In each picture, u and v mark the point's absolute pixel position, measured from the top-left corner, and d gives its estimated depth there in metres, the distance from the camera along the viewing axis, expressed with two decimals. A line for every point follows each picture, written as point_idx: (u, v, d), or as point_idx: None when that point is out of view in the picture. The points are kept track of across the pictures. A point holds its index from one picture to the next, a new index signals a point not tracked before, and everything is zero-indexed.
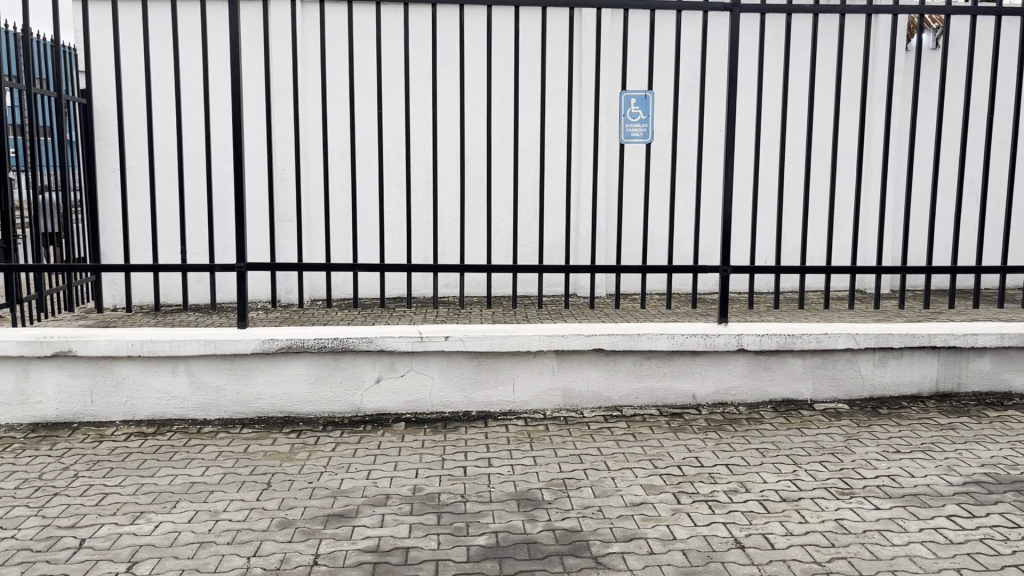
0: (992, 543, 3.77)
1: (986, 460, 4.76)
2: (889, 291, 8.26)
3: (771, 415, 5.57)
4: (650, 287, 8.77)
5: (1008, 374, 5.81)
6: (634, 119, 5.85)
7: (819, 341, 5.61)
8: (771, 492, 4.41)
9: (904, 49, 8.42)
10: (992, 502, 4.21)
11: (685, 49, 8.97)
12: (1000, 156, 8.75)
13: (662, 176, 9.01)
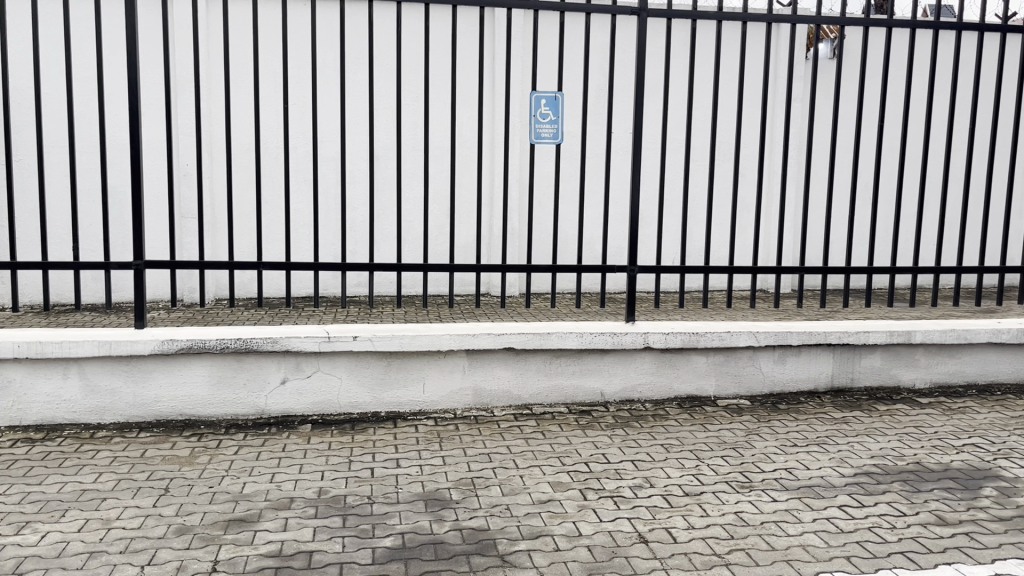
0: (880, 532, 3.95)
1: (875, 452, 4.99)
2: (788, 291, 8.58)
3: (676, 412, 5.70)
4: (560, 287, 8.88)
5: (898, 370, 6.09)
6: (544, 119, 5.89)
7: (722, 339, 5.77)
8: (674, 487, 4.51)
9: (803, 58, 8.76)
10: (880, 492, 4.41)
11: (595, 52, 9.11)
12: (890, 162, 9.18)
13: (571, 177, 9.15)
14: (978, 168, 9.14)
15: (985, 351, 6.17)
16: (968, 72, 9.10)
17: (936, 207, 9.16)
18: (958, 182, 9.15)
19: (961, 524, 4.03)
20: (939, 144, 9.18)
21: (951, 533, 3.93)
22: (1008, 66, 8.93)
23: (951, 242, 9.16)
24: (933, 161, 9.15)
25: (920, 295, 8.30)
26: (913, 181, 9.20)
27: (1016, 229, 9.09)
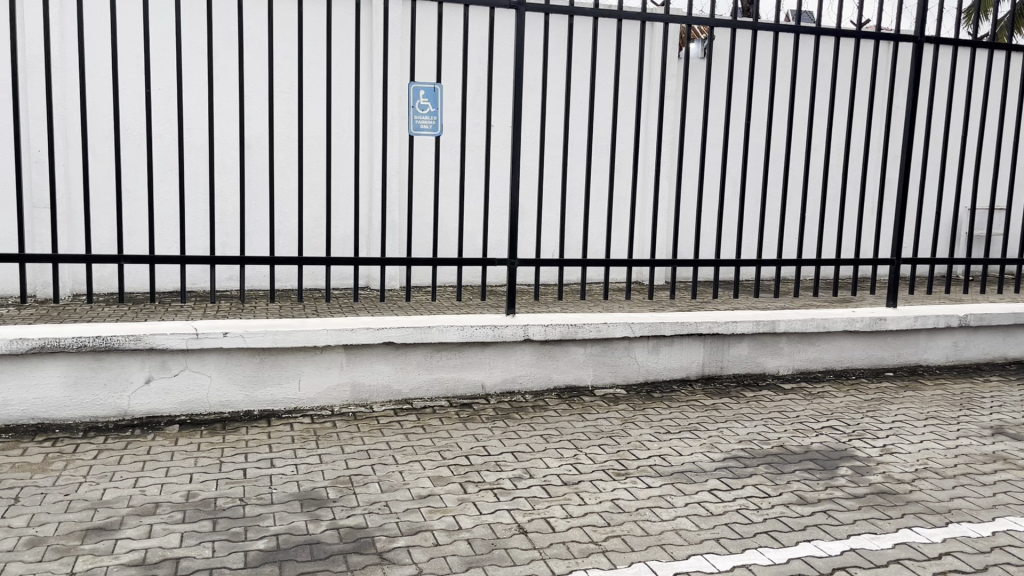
0: (747, 513, 4.13)
1: (743, 437, 5.21)
2: (661, 283, 8.86)
3: (555, 402, 5.77)
4: (440, 280, 8.85)
5: (763, 357, 6.38)
6: (423, 111, 5.81)
7: (599, 330, 5.89)
8: (553, 476, 4.57)
9: (675, 57, 9.04)
10: (747, 475, 4.61)
11: (474, 46, 9.11)
12: (756, 159, 9.60)
13: (450, 169, 9.14)
14: (834, 166, 9.67)
15: (842, 338, 6.54)
16: (826, 75, 9.62)
17: (797, 203, 9.65)
18: (816, 179, 9.67)
19: (820, 503, 4.25)
20: (800, 143, 9.67)
21: (811, 512, 4.14)
22: (861, 71, 9.51)
23: (811, 236, 9.68)
24: (794, 159, 9.63)
25: (782, 286, 8.73)
26: (777, 178, 9.67)
27: (869, 224, 9.70)
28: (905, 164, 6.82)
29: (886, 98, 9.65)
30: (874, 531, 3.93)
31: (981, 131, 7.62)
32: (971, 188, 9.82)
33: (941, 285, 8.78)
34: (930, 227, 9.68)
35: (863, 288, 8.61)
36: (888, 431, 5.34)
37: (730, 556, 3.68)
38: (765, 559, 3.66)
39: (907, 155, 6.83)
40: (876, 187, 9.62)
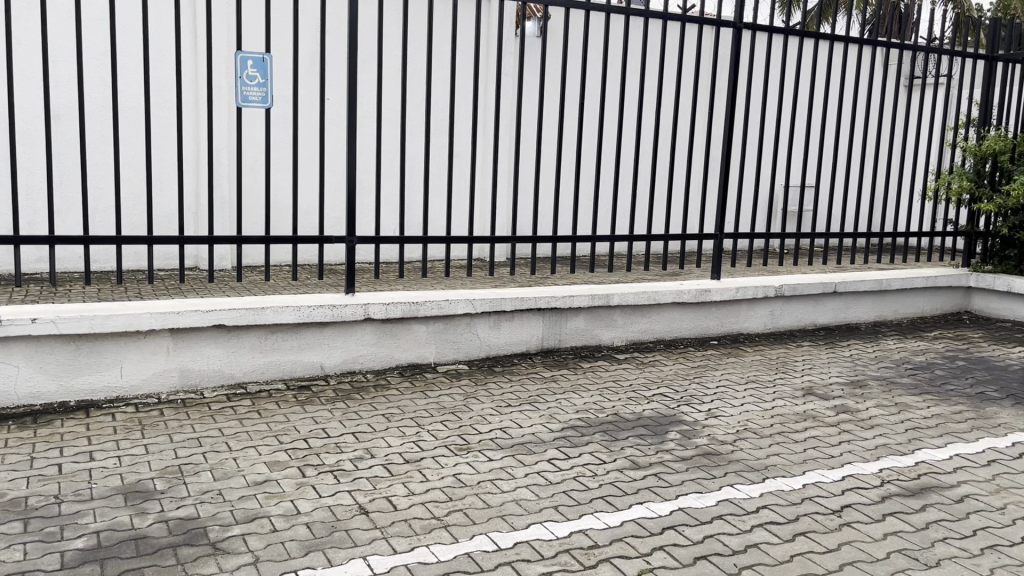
0: (584, 480, 4.27)
1: (580, 407, 5.37)
2: (502, 259, 8.98)
3: (396, 380, 5.73)
4: (275, 259, 8.57)
5: (599, 329, 6.60)
6: (251, 82, 5.57)
7: (440, 307, 5.89)
8: (394, 455, 4.54)
9: (511, 35, 9.14)
10: (584, 444, 4.76)
11: (306, 17, 8.82)
12: (591, 139, 9.89)
13: (283, 143, 8.83)
14: (662, 145, 10.11)
15: (671, 310, 6.87)
16: (654, 58, 10.01)
17: (629, 181, 10.03)
18: (646, 158, 10.08)
19: (651, 466, 4.46)
20: (631, 123, 10.03)
21: (643, 475, 4.34)
22: (686, 54, 9.97)
23: (642, 212, 10.10)
24: (625, 138, 9.99)
25: (615, 261, 9.07)
26: (609, 157, 10.01)
27: (695, 200, 10.22)
28: (726, 144, 7.21)
29: (709, 82, 10.17)
30: (700, 490, 4.17)
31: (792, 115, 8.17)
32: (783, 167, 10.57)
33: (759, 258, 9.41)
34: (748, 203, 10.35)
35: (690, 262, 9.09)
36: (713, 396, 5.67)
37: (567, 522, 3.80)
38: (600, 523, 3.80)
39: (728, 136, 7.21)
40: (701, 166, 10.15)
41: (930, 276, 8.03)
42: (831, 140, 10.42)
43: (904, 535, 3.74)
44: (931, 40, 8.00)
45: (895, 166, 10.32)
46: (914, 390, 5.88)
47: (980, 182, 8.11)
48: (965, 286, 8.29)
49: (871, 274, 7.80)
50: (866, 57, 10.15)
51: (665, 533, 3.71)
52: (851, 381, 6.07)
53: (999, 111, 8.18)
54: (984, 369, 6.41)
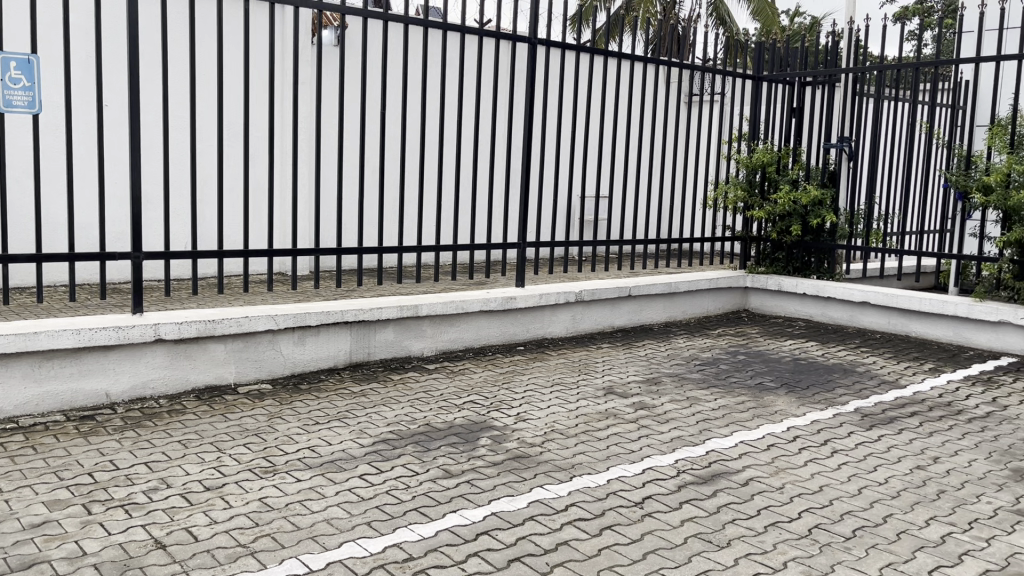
0: (397, 493, 4.22)
1: (390, 420, 5.31)
2: (304, 272, 8.75)
3: (193, 404, 5.38)
4: (51, 279, 7.85)
5: (407, 340, 6.57)
6: (15, 85, 5.04)
7: (239, 324, 5.64)
8: (193, 483, 4.26)
9: (308, 43, 8.93)
10: (396, 456, 4.71)
11: (79, 15, 8.13)
12: (393, 150, 9.87)
13: (55, 152, 8.10)
14: (464, 156, 10.29)
15: (478, 318, 6.96)
16: (453, 71, 10.16)
17: (433, 190, 10.11)
18: (449, 168, 10.19)
19: (463, 474, 4.49)
20: (433, 135, 10.11)
21: (456, 483, 4.36)
22: (484, 68, 10.22)
23: (446, 222, 10.21)
24: (428, 148, 10.06)
25: (421, 271, 9.11)
26: (413, 169, 10.05)
27: (498, 209, 10.45)
28: (526, 155, 7.40)
29: (507, 95, 10.43)
30: (511, 493, 4.25)
31: (586, 128, 8.53)
32: (579, 177, 11.08)
33: (559, 265, 9.77)
34: (548, 212, 10.74)
35: (494, 271, 9.27)
36: (521, 400, 5.80)
37: (381, 537, 3.73)
38: (415, 534, 3.77)
39: (527, 149, 7.40)
40: (502, 177, 10.40)
41: (712, 278, 8.69)
42: (622, 151, 11.02)
43: (699, 520, 4.00)
44: (706, 60, 8.65)
45: (678, 177, 11.09)
46: (702, 384, 6.32)
47: (753, 191, 8.88)
48: (743, 286, 9.04)
49: (662, 277, 8.32)
50: (649, 74, 10.83)
51: (479, 539, 3.74)
52: (648, 379, 6.42)
53: (765, 126, 8.98)
54: (762, 362, 7.01)
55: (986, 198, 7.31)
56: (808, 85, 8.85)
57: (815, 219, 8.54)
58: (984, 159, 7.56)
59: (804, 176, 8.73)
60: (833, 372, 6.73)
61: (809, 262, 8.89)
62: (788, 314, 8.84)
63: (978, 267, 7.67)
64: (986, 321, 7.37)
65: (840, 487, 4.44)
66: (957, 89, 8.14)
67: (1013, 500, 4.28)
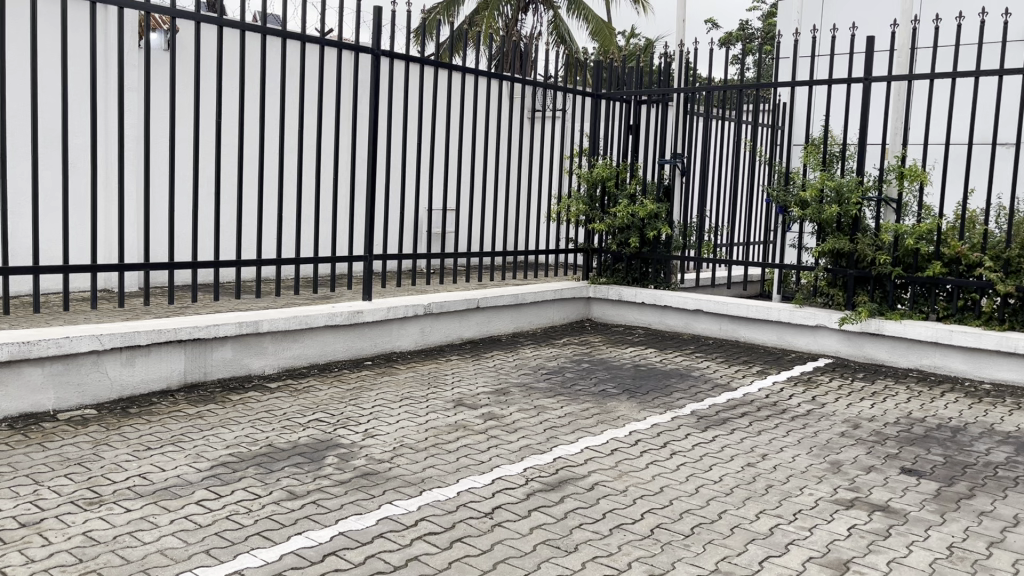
0: (238, 518, 4.03)
1: (229, 442, 5.07)
2: (133, 289, 8.25)
3: (5, 433, 4.92)
4: None
5: (247, 358, 6.31)
6: None
7: (59, 346, 5.22)
8: (6, 520, 3.89)
9: (134, 46, 8.48)
10: (236, 480, 4.49)
11: None
12: (229, 160, 9.50)
13: None
14: (306, 167, 10.06)
15: (323, 334, 6.79)
16: (293, 81, 9.91)
17: (274, 202, 9.80)
18: (290, 179, 9.92)
19: (309, 494, 4.35)
20: (273, 145, 9.82)
21: (301, 505, 4.21)
22: (325, 78, 10.04)
23: (288, 235, 9.93)
24: (267, 159, 9.76)
25: (262, 285, 8.80)
26: (253, 180, 9.71)
27: (342, 222, 10.28)
28: (371, 168, 7.31)
29: (350, 107, 10.29)
30: (359, 511, 4.15)
31: (430, 142, 8.53)
32: (424, 190, 11.08)
33: (406, 278, 9.71)
34: (394, 225, 10.67)
35: (340, 284, 9.08)
36: (368, 416, 5.70)
37: (220, 565, 3.55)
38: (258, 560, 3.61)
39: (371, 162, 7.30)
40: (346, 188, 10.26)
41: (557, 289, 8.89)
42: (467, 164, 11.12)
43: (547, 527, 4.06)
44: (547, 77, 8.87)
45: (523, 190, 11.31)
46: (549, 393, 6.45)
47: (593, 205, 9.27)
48: (585, 297, 9.31)
49: (508, 289, 8.45)
50: (493, 89, 11.00)
51: (327, 560, 3.63)
52: (496, 390, 6.48)
53: (605, 142, 9.32)
54: (605, 369, 7.24)
55: (803, 211, 7.93)
56: (642, 103, 9.26)
57: (651, 231, 8.94)
58: (801, 175, 8.17)
59: (641, 190, 9.12)
60: (671, 377, 7.04)
61: (648, 272, 9.28)
62: (628, 322, 9.17)
63: (797, 275, 8.27)
64: (805, 325, 7.95)
65: (679, 486, 4.64)
66: (775, 110, 8.77)
67: (832, 490, 4.62)
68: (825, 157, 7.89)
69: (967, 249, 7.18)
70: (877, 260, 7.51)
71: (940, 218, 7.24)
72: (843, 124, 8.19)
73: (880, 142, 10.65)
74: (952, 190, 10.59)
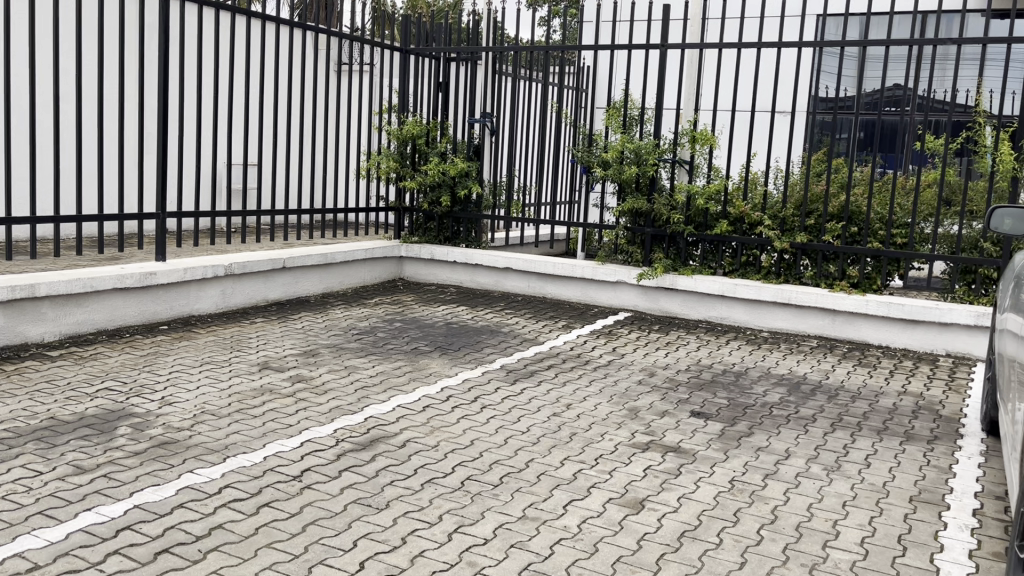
0: (16, 497, 3.69)
1: (4, 416, 4.61)
2: None
3: None
4: None
5: (23, 325, 5.77)
6: None
7: None
8: None
9: None
10: (12, 457, 4.11)
11: None
12: None
13: None
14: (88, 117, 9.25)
15: (111, 297, 6.32)
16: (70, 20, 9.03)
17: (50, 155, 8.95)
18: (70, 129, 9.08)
19: (98, 468, 4.06)
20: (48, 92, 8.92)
21: (90, 479, 3.92)
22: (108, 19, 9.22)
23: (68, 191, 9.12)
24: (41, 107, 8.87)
25: (38, 246, 8.03)
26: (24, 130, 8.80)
27: (130, 177, 9.58)
28: (163, 118, 6.79)
29: (138, 52, 9.52)
30: (156, 482, 3.93)
31: (228, 93, 8.07)
32: (223, 143, 10.50)
33: (205, 237, 9.21)
34: (190, 181, 10.07)
35: (129, 243, 8.45)
36: (165, 383, 5.38)
37: None
38: (40, 540, 3.33)
39: (163, 115, 6.80)
40: (134, 139, 9.58)
41: (367, 248, 8.76)
42: (270, 118, 10.64)
43: (358, 486, 4.04)
44: (354, 30, 8.62)
45: (330, 147, 11.01)
46: (359, 353, 6.37)
47: (403, 162, 9.18)
48: (396, 256, 9.24)
49: (316, 248, 8.23)
50: (298, 39, 10.55)
51: (120, 535, 3.41)
52: (305, 351, 6.32)
53: (414, 100, 9.23)
54: (417, 327, 7.25)
55: (605, 171, 8.27)
56: (451, 61, 9.23)
57: (462, 190, 8.99)
58: (603, 137, 8.49)
59: (451, 149, 9.13)
60: (481, 334, 7.16)
61: (459, 230, 9.34)
62: (439, 281, 9.21)
63: (600, 234, 8.64)
64: (607, 281, 8.33)
65: (489, 439, 4.75)
66: (580, 73, 9.04)
67: (629, 435, 4.91)
68: (626, 120, 8.25)
69: (749, 208, 7.78)
70: (672, 218, 7.99)
71: (726, 180, 7.79)
72: (642, 88, 8.58)
73: (675, 107, 11.26)
74: (738, 154, 11.42)
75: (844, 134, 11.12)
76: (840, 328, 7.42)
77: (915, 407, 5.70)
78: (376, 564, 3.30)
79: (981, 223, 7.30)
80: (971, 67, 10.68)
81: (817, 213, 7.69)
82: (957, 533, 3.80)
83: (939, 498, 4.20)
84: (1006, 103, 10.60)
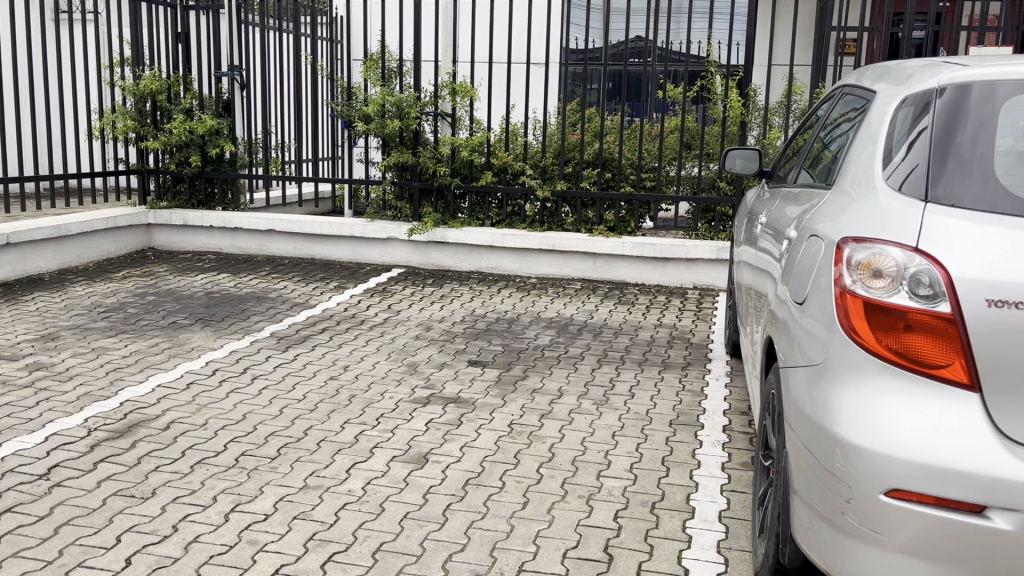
0: None
1: None
2: None
3: None
4: None
5: None
6: None
7: None
8: None
9: None
10: None
11: None
12: None
13: None
14: None
15: None
16: None
17: None
18: None
19: None
20: None
21: None
22: None
23: None
24: None
25: None
26: None
27: None
28: None
29: None
30: None
31: None
32: None
33: None
34: None
35: None
36: None
37: None
38: None
39: None
40: None
41: (107, 217, 7.99)
42: None
43: (118, 476, 3.70)
44: None
45: (54, 105, 9.85)
46: (108, 333, 5.80)
47: (143, 121, 8.43)
48: (144, 223, 8.51)
49: (46, 220, 7.39)
50: None
51: None
52: (43, 336, 5.66)
53: (149, 51, 8.45)
54: (174, 300, 6.74)
55: (367, 126, 8.07)
56: (190, 9, 8.53)
57: (213, 149, 8.43)
58: (362, 90, 8.27)
59: (197, 105, 8.51)
60: (246, 302, 6.80)
61: (212, 194, 8.76)
62: (195, 248, 8.60)
63: (366, 190, 8.48)
64: (377, 238, 8.21)
65: (262, 411, 4.53)
66: (334, 23, 8.71)
67: (409, 391, 4.89)
68: (384, 73, 8.08)
69: (511, 159, 7.98)
70: (437, 171, 7.99)
71: (488, 131, 7.90)
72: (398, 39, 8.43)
73: (434, 59, 11.21)
74: (497, 105, 11.63)
75: (594, 85, 11.67)
76: (601, 270, 7.84)
77: (669, 338, 6.18)
78: (144, 558, 3.05)
79: (717, 165, 7.96)
80: (701, 20, 11.56)
81: (574, 161, 8.03)
82: (711, 449, 4.17)
83: (695, 419, 4.58)
84: (731, 54, 11.61)
